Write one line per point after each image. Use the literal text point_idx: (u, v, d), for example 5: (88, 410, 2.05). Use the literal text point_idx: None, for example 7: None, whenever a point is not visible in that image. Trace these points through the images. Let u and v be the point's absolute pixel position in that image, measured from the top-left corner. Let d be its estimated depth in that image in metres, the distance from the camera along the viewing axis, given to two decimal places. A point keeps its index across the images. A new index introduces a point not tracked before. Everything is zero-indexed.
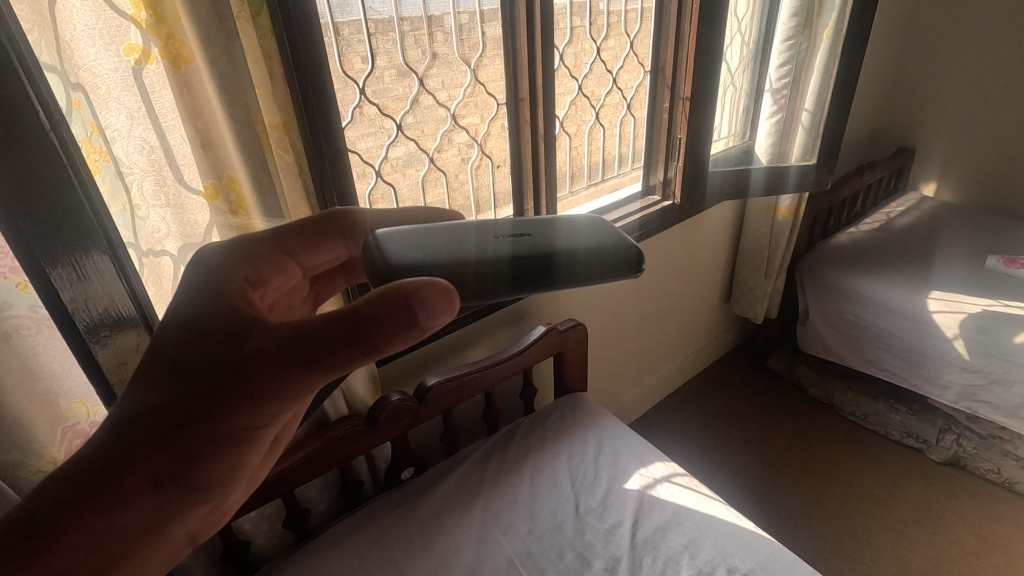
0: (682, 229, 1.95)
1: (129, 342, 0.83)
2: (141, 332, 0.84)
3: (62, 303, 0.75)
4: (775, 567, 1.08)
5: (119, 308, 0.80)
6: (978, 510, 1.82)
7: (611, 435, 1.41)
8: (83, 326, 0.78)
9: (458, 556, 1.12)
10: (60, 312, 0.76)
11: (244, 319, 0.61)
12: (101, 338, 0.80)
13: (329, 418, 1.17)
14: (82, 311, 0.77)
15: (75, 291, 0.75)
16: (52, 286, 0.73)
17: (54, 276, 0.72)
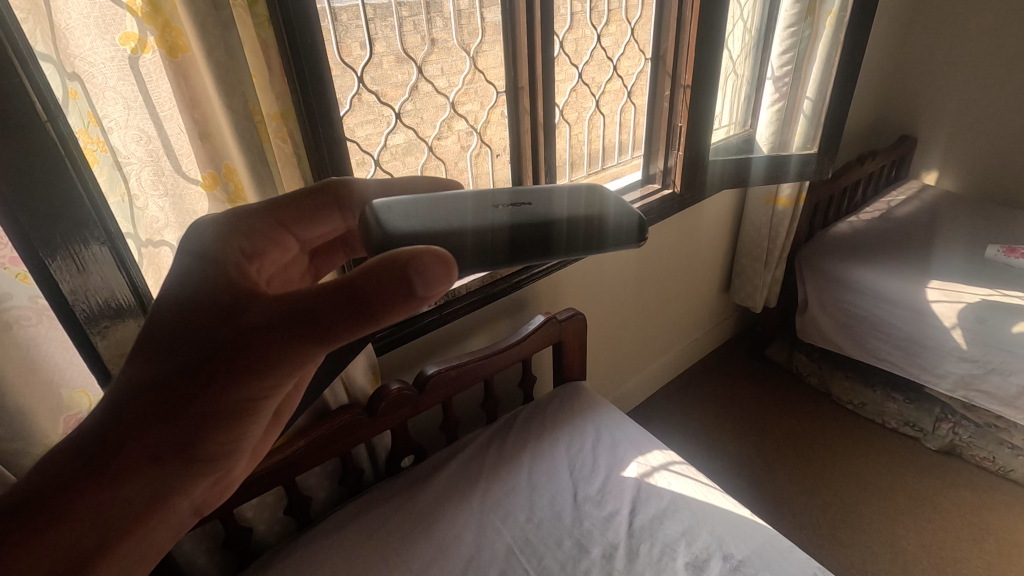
0: (682, 218, 1.95)
1: (125, 328, 0.83)
2: (137, 319, 0.84)
3: (62, 295, 0.75)
4: (771, 554, 1.09)
5: (119, 294, 0.80)
6: (973, 498, 1.84)
7: (610, 424, 1.42)
8: (81, 313, 0.78)
9: (457, 544, 1.13)
10: (59, 301, 0.76)
11: (241, 293, 0.61)
12: (99, 323, 0.80)
13: (329, 407, 1.18)
14: (81, 300, 0.77)
15: (72, 280, 0.75)
16: (50, 278, 0.73)
17: (53, 268, 0.73)
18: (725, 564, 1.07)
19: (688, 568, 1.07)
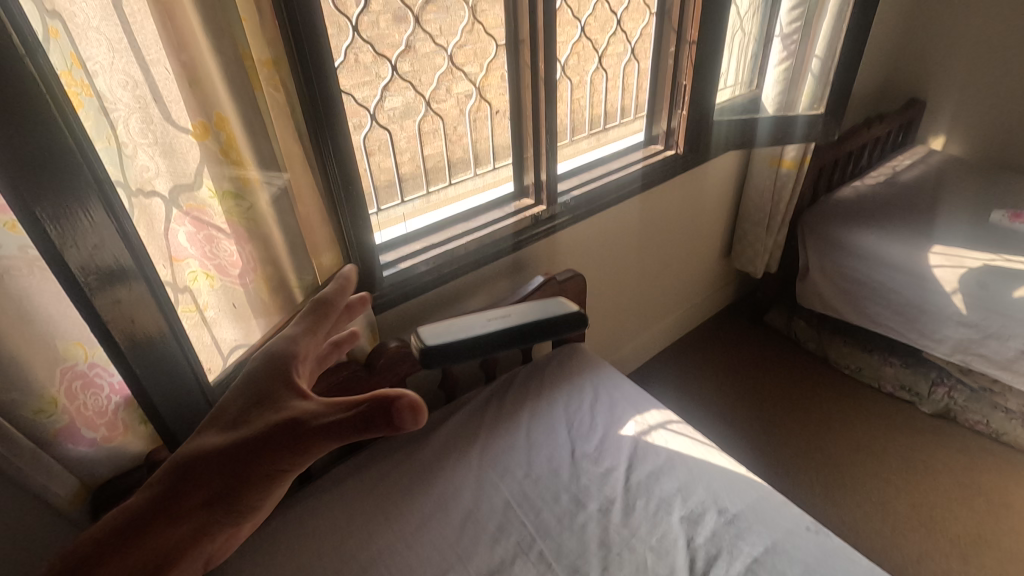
0: (685, 181, 1.92)
1: (128, 295, 0.74)
2: (140, 284, 0.75)
3: (62, 259, 0.66)
4: (764, 507, 1.11)
5: (119, 260, 0.72)
6: (966, 460, 1.86)
7: (608, 384, 1.42)
8: (86, 279, 0.68)
9: (456, 498, 1.15)
10: (61, 270, 0.67)
11: (289, 396, 0.66)
12: (106, 290, 0.71)
13: (327, 364, 1.19)
14: (83, 266, 0.68)
15: (76, 243, 0.66)
16: (53, 243, 0.65)
17: (49, 227, 0.64)
18: (720, 518, 1.08)
19: (684, 521, 1.08)
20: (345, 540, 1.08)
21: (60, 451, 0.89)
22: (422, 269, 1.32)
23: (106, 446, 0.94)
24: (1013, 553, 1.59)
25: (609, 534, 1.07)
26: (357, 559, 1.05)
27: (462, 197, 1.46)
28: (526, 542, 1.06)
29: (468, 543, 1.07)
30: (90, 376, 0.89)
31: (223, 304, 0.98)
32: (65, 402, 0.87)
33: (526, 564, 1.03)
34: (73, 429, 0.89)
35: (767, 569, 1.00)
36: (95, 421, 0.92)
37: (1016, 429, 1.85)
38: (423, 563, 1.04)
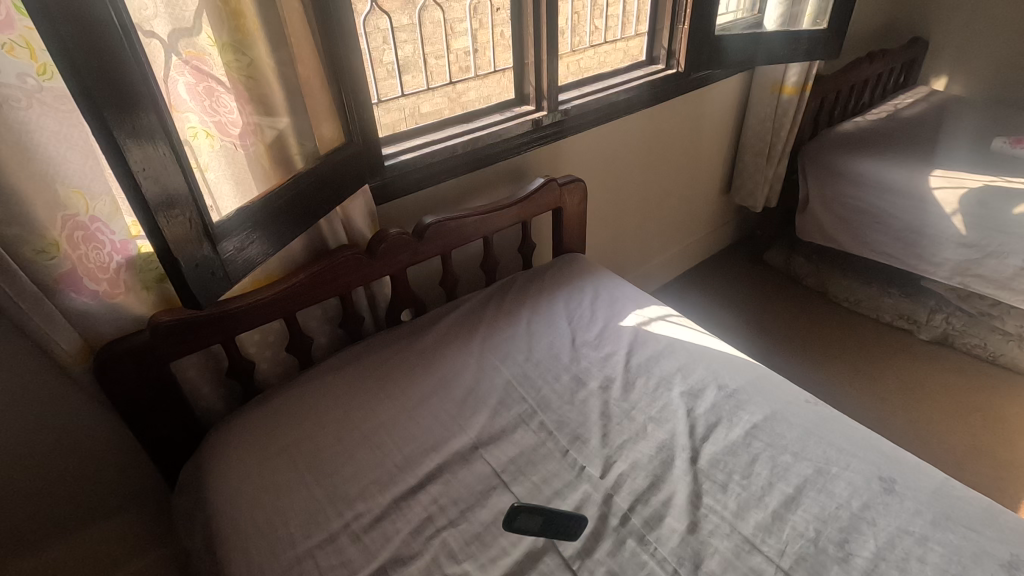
0: (685, 103, 1.91)
1: (174, 196, 0.77)
2: (182, 185, 0.79)
3: (133, 173, 0.71)
4: (763, 384, 1.12)
5: (176, 179, 0.77)
6: (962, 380, 1.87)
7: (608, 285, 1.43)
8: (143, 180, 0.73)
9: (457, 379, 1.16)
10: (130, 186, 0.72)
11: None
12: (156, 187, 0.74)
13: (328, 246, 1.20)
14: (149, 181, 0.73)
15: (139, 150, 0.71)
16: (124, 157, 0.70)
17: (121, 140, 0.69)
18: (720, 392, 1.10)
19: (684, 395, 1.10)
20: (347, 412, 1.09)
21: (63, 302, 0.89)
22: (422, 163, 1.31)
23: (109, 304, 0.94)
24: (1005, 461, 1.61)
25: (609, 407, 1.08)
26: (360, 428, 1.06)
27: (464, 100, 1.44)
28: (527, 414, 1.07)
29: (469, 415, 1.08)
30: (92, 229, 0.89)
31: (230, 166, 0.95)
32: (67, 249, 0.87)
33: (527, 431, 1.04)
34: (76, 278, 0.89)
35: (766, 432, 1.01)
36: (97, 276, 0.91)
37: (1012, 350, 1.85)
38: (425, 431, 1.05)
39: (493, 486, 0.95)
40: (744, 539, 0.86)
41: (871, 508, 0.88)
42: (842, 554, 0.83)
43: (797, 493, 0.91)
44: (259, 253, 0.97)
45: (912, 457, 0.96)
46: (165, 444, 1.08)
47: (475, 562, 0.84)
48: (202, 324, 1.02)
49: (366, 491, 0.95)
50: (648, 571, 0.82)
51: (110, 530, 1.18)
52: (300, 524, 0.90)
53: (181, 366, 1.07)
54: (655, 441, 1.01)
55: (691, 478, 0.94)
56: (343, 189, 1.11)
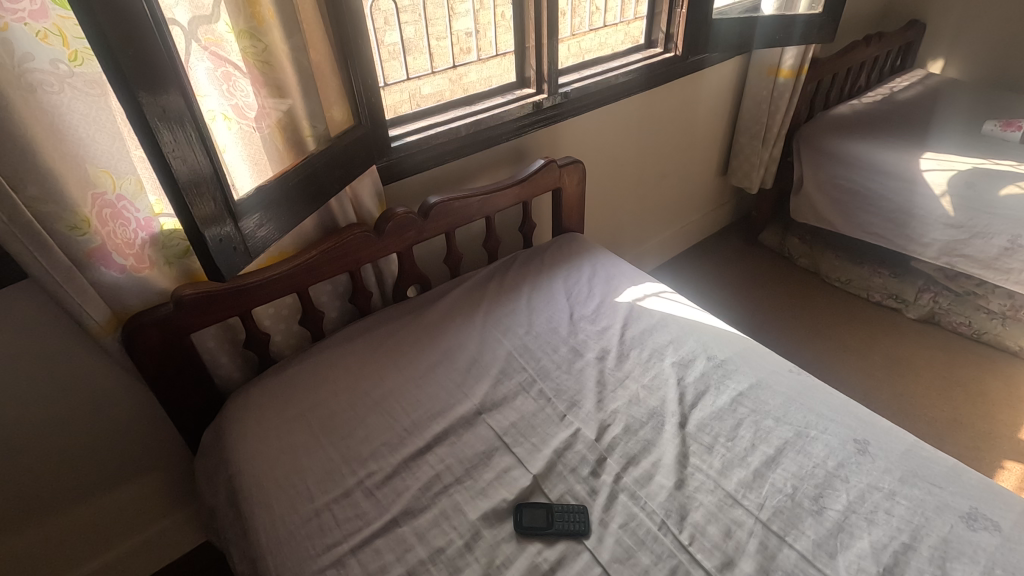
0: (682, 86, 1.95)
1: (197, 170, 0.84)
2: (205, 160, 0.85)
3: (162, 151, 0.78)
4: (750, 355, 1.19)
5: (198, 156, 0.84)
6: (945, 356, 1.94)
7: (605, 263, 1.49)
8: (172, 158, 0.79)
9: (462, 349, 1.23)
10: (159, 161, 0.79)
11: None
12: (181, 162, 0.81)
13: (338, 224, 1.26)
14: (177, 159, 0.80)
15: (169, 133, 0.78)
16: (154, 135, 0.76)
17: (152, 119, 0.75)
18: (709, 362, 1.17)
19: (674, 365, 1.17)
20: (358, 380, 1.16)
21: (94, 274, 0.95)
22: (426, 144, 1.36)
23: (135, 278, 1.00)
24: (982, 432, 1.69)
25: (605, 375, 1.15)
26: (370, 395, 1.13)
27: (465, 82, 1.49)
28: (527, 383, 1.14)
29: (473, 382, 1.15)
30: (118, 207, 0.94)
31: (247, 146, 1.00)
32: (96, 225, 0.92)
33: (527, 398, 1.11)
34: (106, 253, 0.95)
35: (751, 398, 1.08)
36: (124, 251, 0.97)
37: (996, 328, 1.92)
38: (431, 398, 1.12)
39: (494, 447, 1.02)
40: (726, 494, 0.93)
41: (845, 467, 0.95)
42: (816, 508, 0.90)
43: (778, 453, 0.98)
44: (275, 232, 1.03)
45: (885, 422, 1.04)
46: (188, 411, 1.16)
47: (479, 513, 0.92)
48: (221, 296, 1.08)
49: (378, 452, 1.02)
50: (637, 522, 0.89)
51: (144, 487, 1.29)
52: (317, 481, 0.98)
53: (201, 337, 1.14)
54: (647, 407, 1.08)
55: (679, 441, 1.01)
56: (352, 168, 1.17)
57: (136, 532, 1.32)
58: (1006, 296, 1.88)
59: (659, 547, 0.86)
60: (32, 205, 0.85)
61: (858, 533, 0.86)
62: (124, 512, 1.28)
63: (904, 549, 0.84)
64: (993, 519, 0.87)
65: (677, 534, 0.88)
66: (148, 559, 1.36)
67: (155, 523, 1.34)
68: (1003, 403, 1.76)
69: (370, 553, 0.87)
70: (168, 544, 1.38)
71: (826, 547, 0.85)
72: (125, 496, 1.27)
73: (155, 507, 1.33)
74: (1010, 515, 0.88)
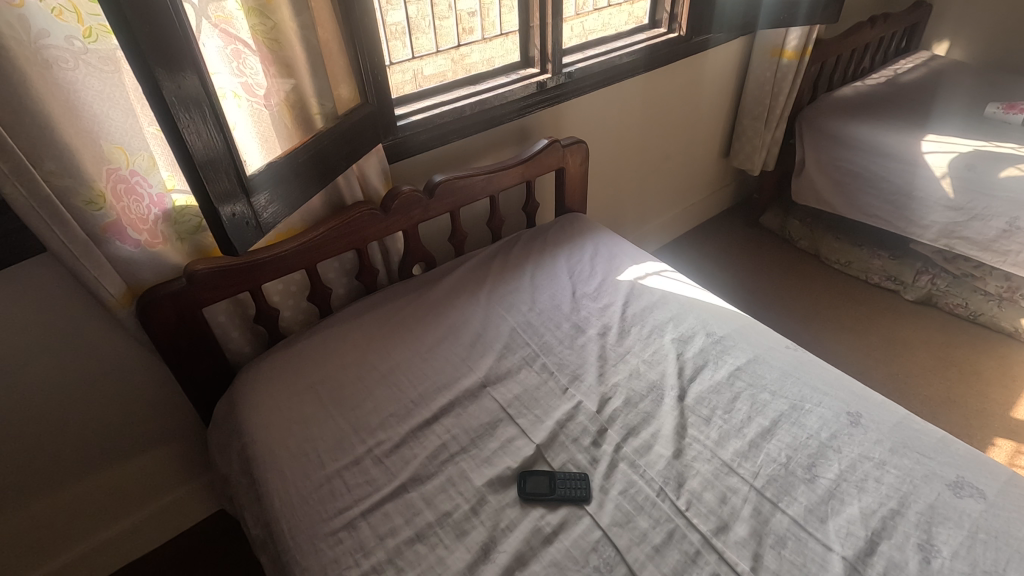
0: (686, 66, 1.95)
1: (211, 147, 0.87)
2: (219, 137, 0.88)
3: (178, 127, 0.81)
4: (748, 332, 1.22)
5: (212, 133, 0.86)
6: (942, 337, 1.97)
7: (607, 242, 1.51)
8: (187, 134, 0.82)
9: (467, 325, 1.26)
10: (176, 138, 0.82)
11: None
12: (196, 138, 0.84)
13: (345, 202, 1.28)
14: (192, 135, 0.83)
15: (184, 110, 0.81)
16: (170, 111, 0.79)
17: (168, 96, 0.78)
18: (707, 338, 1.20)
19: (674, 340, 1.20)
20: (366, 354, 1.19)
21: (110, 249, 0.98)
22: (431, 123, 1.38)
23: (149, 253, 1.03)
24: (975, 411, 1.72)
25: (606, 350, 1.18)
26: (378, 368, 1.16)
27: (467, 63, 1.49)
28: (530, 357, 1.18)
29: (477, 357, 1.18)
30: (132, 182, 0.96)
31: (257, 124, 1.02)
32: (111, 201, 0.95)
33: (530, 372, 1.15)
34: (121, 228, 0.97)
35: (748, 372, 1.12)
36: (138, 226, 0.99)
37: (992, 309, 1.94)
38: (437, 371, 1.15)
39: (499, 418, 1.05)
40: (723, 463, 0.96)
41: (838, 438, 0.99)
42: (808, 476, 0.93)
43: (773, 425, 1.02)
44: (285, 208, 1.05)
45: (878, 396, 1.07)
46: (201, 383, 1.19)
47: (485, 480, 0.95)
48: (233, 272, 1.11)
49: (386, 422, 1.05)
50: (637, 489, 0.93)
51: (157, 458, 1.33)
52: (328, 448, 1.01)
53: (212, 312, 1.17)
54: (647, 381, 1.11)
55: (678, 413, 1.05)
56: (360, 146, 1.19)
57: (150, 502, 1.36)
58: (1003, 278, 1.89)
59: (657, 511, 0.90)
60: (50, 179, 0.88)
61: (848, 500, 0.90)
62: (138, 481, 1.32)
63: (892, 515, 0.87)
64: (979, 487, 0.90)
65: (674, 500, 0.91)
66: (162, 527, 1.40)
67: (169, 492, 1.39)
68: (997, 383, 1.80)
69: (380, 516, 0.91)
70: (181, 513, 1.42)
71: (817, 513, 0.88)
72: (139, 466, 1.31)
73: (169, 477, 1.37)
74: (995, 483, 0.91)
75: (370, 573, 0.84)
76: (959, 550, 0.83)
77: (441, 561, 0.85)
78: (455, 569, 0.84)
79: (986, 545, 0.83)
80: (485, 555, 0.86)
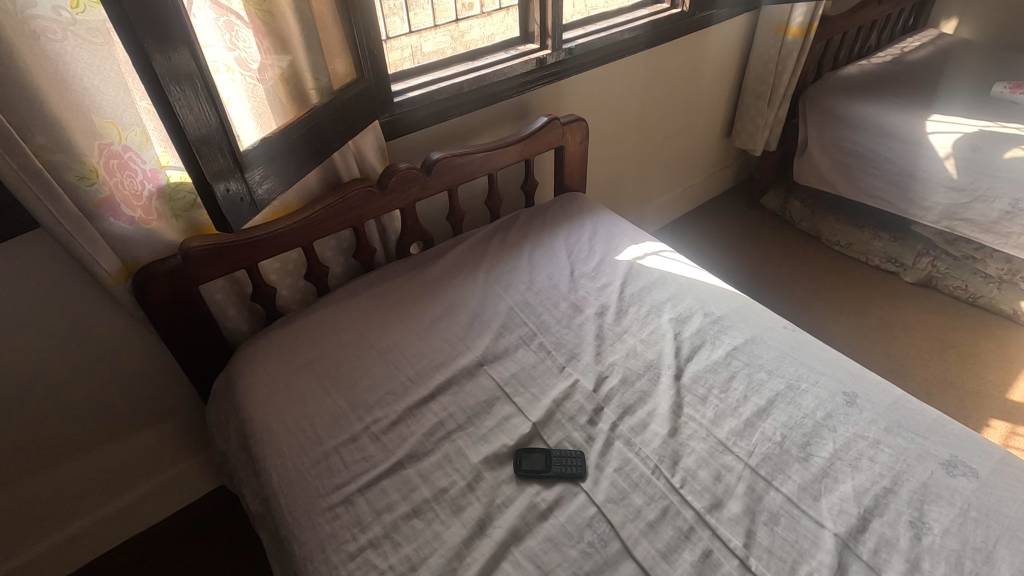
0: (689, 43, 1.92)
1: (204, 122, 0.85)
2: (212, 112, 0.86)
3: (169, 101, 0.79)
4: (747, 312, 1.22)
5: (205, 108, 0.85)
6: (940, 319, 1.96)
7: (606, 221, 1.50)
8: (179, 109, 0.81)
9: (465, 305, 1.25)
10: (167, 113, 0.81)
11: None
12: (188, 113, 0.82)
13: (342, 179, 1.27)
14: (185, 110, 0.82)
15: (175, 84, 0.79)
16: (161, 85, 0.78)
17: (159, 70, 0.76)
18: (705, 318, 1.20)
19: (672, 320, 1.20)
20: (363, 332, 1.19)
21: (104, 225, 0.97)
22: (429, 100, 1.36)
23: (143, 230, 1.02)
24: (971, 392, 1.73)
25: (604, 330, 1.18)
26: (375, 346, 1.16)
27: (467, 40, 1.47)
28: (528, 336, 1.18)
29: (474, 335, 1.18)
30: (125, 158, 0.95)
31: (252, 99, 1.01)
32: (104, 176, 0.93)
33: (528, 351, 1.15)
34: (114, 204, 0.96)
35: (745, 352, 1.12)
36: (132, 203, 0.99)
37: (992, 292, 1.93)
38: (434, 349, 1.15)
39: (496, 396, 1.06)
40: (718, 442, 0.97)
41: (833, 418, 0.99)
42: (803, 455, 0.94)
43: (768, 404, 1.02)
44: (280, 185, 1.04)
45: (874, 376, 1.07)
46: (199, 361, 1.19)
47: (481, 457, 0.96)
48: (229, 249, 1.10)
49: (384, 400, 1.06)
50: (632, 466, 0.93)
51: (157, 434, 1.34)
52: (325, 426, 1.02)
53: (209, 290, 1.17)
54: (644, 360, 1.11)
55: (674, 391, 1.05)
56: (356, 122, 1.17)
57: (152, 477, 1.38)
58: (1004, 261, 1.88)
59: (651, 488, 0.90)
60: (41, 153, 0.87)
61: (841, 478, 0.90)
62: (140, 457, 1.34)
63: (885, 493, 0.88)
64: (972, 466, 0.91)
65: (669, 477, 0.92)
66: (163, 502, 1.42)
67: (169, 468, 1.40)
68: (993, 365, 1.80)
69: (378, 492, 0.92)
70: (182, 488, 1.44)
71: (811, 491, 0.89)
72: (141, 442, 1.33)
73: (169, 453, 1.38)
74: (989, 462, 0.92)
75: (366, 547, 0.85)
76: (950, 528, 0.83)
77: (437, 536, 0.86)
78: (451, 544, 0.85)
79: (977, 523, 0.84)
80: (480, 530, 0.87)
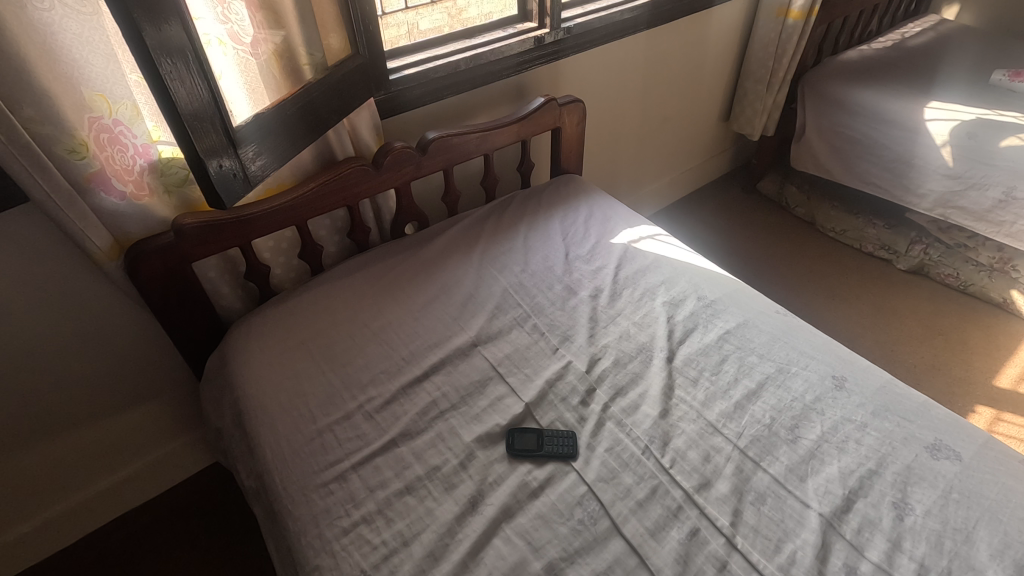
0: (689, 25, 1.90)
1: (196, 97, 0.84)
2: (204, 87, 0.85)
3: (160, 74, 0.78)
4: (740, 296, 1.23)
5: (196, 82, 0.84)
6: (931, 306, 1.98)
7: (602, 204, 1.50)
8: (171, 83, 0.80)
9: (459, 286, 1.25)
10: (158, 87, 0.79)
11: None
12: (180, 88, 0.81)
13: (336, 157, 1.26)
14: (176, 83, 0.81)
15: (167, 57, 0.78)
16: (152, 59, 0.76)
17: (150, 44, 0.75)
18: (699, 302, 1.21)
19: (666, 303, 1.21)
20: (357, 312, 1.19)
21: (95, 201, 0.96)
22: (425, 78, 1.34)
23: (135, 205, 1.01)
24: (958, 377, 1.75)
25: (597, 313, 1.19)
26: (369, 326, 1.16)
27: (464, 17, 1.45)
28: (522, 318, 1.18)
29: (469, 317, 1.18)
30: (115, 132, 0.94)
31: (245, 73, 0.99)
32: (95, 150, 0.92)
33: (522, 332, 1.15)
34: (105, 178, 0.95)
35: (737, 336, 1.13)
36: (124, 177, 0.98)
37: (983, 280, 1.94)
38: (428, 330, 1.15)
39: (490, 376, 1.07)
40: (708, 423, 0.98)
41: (822, 401, 1.00)
42: (791, 437, 0.95)
43: (759, 387, 1.03)
44: (274, 161, 1.03)
45: (863, 361, 1.09)
46: (192, 338, 1.19)
47: (474, 436, 0.97)
48: (222, 226, 1.09)
49: (377, 379, 1.06)
50: (623, 447, 0.95)
51: (152, 411, 1.35)
52: (319, 404, 1.02)
53: (202, 268, 1.16)
54: (637, 342, 1.12)
55: (666, 373, 1.06)
56: (350, 100, 1.16)
57: (147, 453, 1.39)
58: (996, 249, 1.89)
59: (641, 468, 0.92)
60: (29, 126, 0.85)
61: (828, 460, 0.92)
62: (136, 433, 1.35)
63: (869, 475, 0.90)
64: (956, 450, 0.93)
65: (659, 458, 0.93)
66: (157, 478, 1.43)
67: (163, 445, 1.41)
68: (981, 351, 1.82)
69: (371, 469, 0.93)
70: (178, 464, 1.45)
71: (798, 472, 0.91)
72: (136, 419, 1.33)
73: (165, 429, 1.39)
74: (972, 447, 0.93)
75: (359, 522, 0.86)
76: (931, 509, 0.85)
77: (429, 513, 0.87)
78: (443, 520, 0.86)
79: (958, 504, 0.86)
80: (472, 507, 0.88)
